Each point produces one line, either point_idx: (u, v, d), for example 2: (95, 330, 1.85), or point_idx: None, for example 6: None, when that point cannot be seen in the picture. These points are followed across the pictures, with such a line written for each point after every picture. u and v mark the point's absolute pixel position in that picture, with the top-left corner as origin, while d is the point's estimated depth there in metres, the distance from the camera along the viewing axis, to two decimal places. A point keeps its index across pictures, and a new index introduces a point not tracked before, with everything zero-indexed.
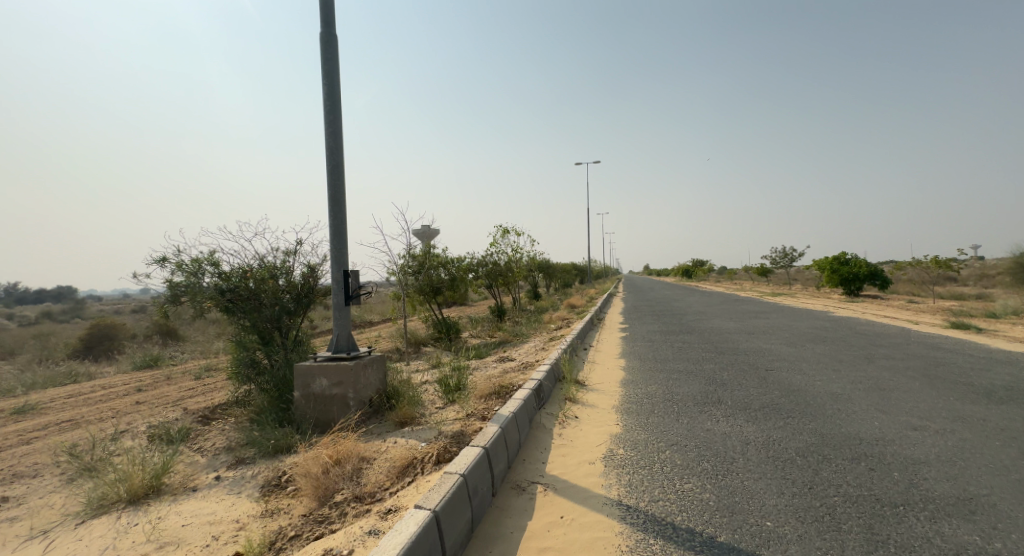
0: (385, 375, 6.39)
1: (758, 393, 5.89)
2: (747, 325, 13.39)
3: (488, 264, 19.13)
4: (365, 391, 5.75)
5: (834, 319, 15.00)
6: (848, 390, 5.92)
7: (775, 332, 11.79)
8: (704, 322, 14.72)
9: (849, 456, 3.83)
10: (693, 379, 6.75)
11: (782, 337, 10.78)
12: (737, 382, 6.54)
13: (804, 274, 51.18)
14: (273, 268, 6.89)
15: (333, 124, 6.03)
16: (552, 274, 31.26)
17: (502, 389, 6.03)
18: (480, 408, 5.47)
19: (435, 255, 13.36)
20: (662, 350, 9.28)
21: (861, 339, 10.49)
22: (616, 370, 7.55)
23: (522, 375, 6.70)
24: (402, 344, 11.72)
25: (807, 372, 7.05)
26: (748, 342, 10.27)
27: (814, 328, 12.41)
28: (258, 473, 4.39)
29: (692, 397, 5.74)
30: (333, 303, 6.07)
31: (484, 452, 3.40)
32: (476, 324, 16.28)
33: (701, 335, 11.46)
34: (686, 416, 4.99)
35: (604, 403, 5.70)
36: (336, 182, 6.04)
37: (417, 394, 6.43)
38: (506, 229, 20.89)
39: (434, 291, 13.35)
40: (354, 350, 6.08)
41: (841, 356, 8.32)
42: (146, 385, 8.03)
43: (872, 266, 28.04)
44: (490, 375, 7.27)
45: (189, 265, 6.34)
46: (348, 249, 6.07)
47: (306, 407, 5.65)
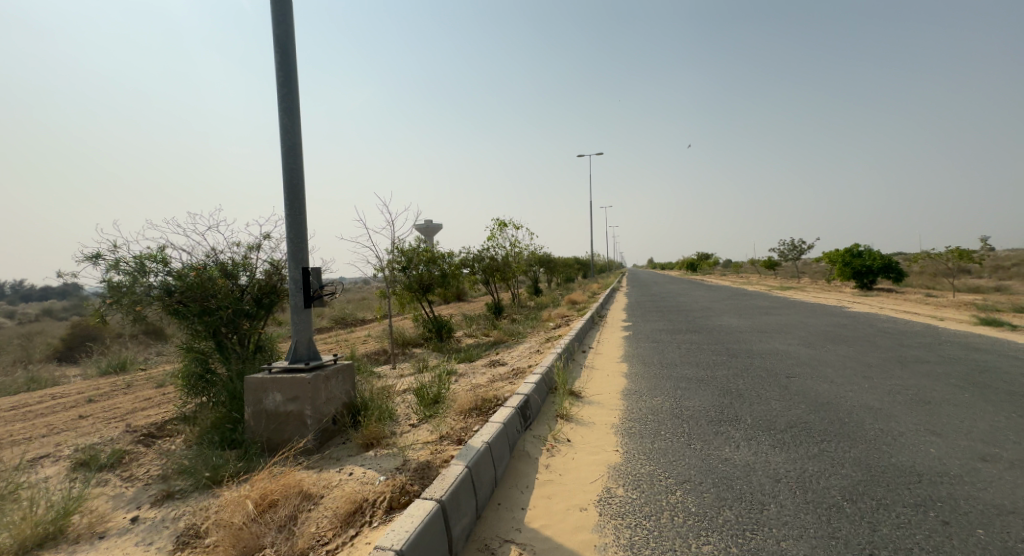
0: (353, 387, 5.62)
1: (780, 407, 5.11)
2: (759, 323, 12.56)
3: (484, 258, 18.35)
4: (326, 408, 4.98)
5: (850, 315, 14.15)
6: (886, 403, 5.12)
7: (790, 330, 10.96)
8: (712, 319, 13.89)
9: (911, 502, 3.04)
10: (705, 388, 5.95)
11: (798, 336, 9.96)
12: (755, 392, 5.76)
13: (813, 266, 50.05)
14: (230, 266, 6.11)
15: (288, 98, 5.22)
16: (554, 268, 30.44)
17: (485, 404, 5.25)
18: (457, 428, 4.70)
19: (426, 250, 12.58)
20: (668, 353, 8.47)
21: (885, 338, 9.64)
22: (617, 377, 6.76)
23: (510, 386, 5.95)
24: (389, 345, 10.95)
25: (833, 379, 6.24)
26: (762, 342, 9.45)
27: (831, 326, 11.58)
28: (181, 514, 3.53)
29: (704, 412, 4.96)
30: (291, 306, 5.27)
31: (443, 504, 2.62)
32: (472, 321, 15.52)
33: (710, 334, 10.66)
34: (699, 440, 4.21)
35: (602, 419, 4.93)
36: (292, 165, 5.25)
37: (390, 408, 5.66)
38: (503, 222, 20.08)
39: (425, 288, 12.58)
40: (315, 359, 5.30)
41: (868, 359, 7.51)
42: (100, 394, 7.26)
43: (885, 258, 27.05)
44: (475, 385, 6.50)
45: (132, 262, 5.53)
46: (308, 243, 5.29)
47: (257, 425, 4.89)
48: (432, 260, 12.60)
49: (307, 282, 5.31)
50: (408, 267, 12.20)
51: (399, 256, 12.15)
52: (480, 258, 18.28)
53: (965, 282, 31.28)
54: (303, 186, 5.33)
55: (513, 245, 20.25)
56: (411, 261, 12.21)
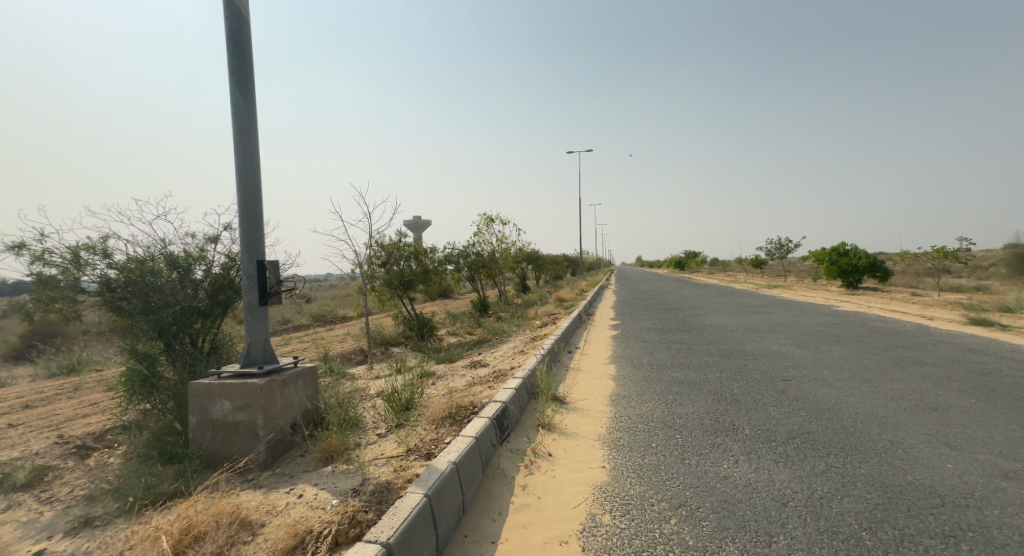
0: (316, 392, 5.11)
1: (779, 414, 4.72)
2: (750, 322, 12.26)
3: (470, 255, 17.87)
4: (282, 417, 4.47)
5: (841, 314, 13.89)
6: (892, 410, 4.74)
7: (781, 330, 10.65)
8: (702, 317, 13.57)
9: (939, 532, 2.63)
10: (697, 393, 5.56)
11: (791, 337, 9.63)
12: (751, 397, 5.38)
13: (800, 265, 50.29)
14: (183, 259, 5.58)
15: (240, 71, 4.70)
16: (543, 265, 30.03)
17: (460, 412, 4.78)
18: (426, 440, 4.23)
19: (409, 245, 12.07)
20: (658, 354, 8.07)
21: (880, 339, 9.33)
22: (604, 381, 6.34)
23: (489, 391, 5.49)
24: (366, 344, 10.43)
25: (832, 383, 5.86)
26: (755, 342, 9.10)
27: (823, 326, 11.30)
28: (93, 548, 3.02)
29: (698, 421, 4.55)
30: (245, 304, 4.73)
31: (390, 548, 2.15)
32: (457, 319, 15.04)
33: (701, 334, 10.31)
34: (694, 454, 3.79)
35: (587, 429, 4.49)
36: (246, 145, 4.72)
37: (356, 416, 5.16)
38: (490, 218, 19.61)
39: (407, 285, 12.07)
40: (271, 363, 4.77)
41: (865, 361, 7.16)
42: (43, 399, 6.68)
43: (872, 257, 27.06)
44: (452, 389, 6.02)
45: (67, 255, 4.95)
46: (262, 232, 4.77)
47: (203, 436, 4.37)
48: (415, 256, 12.09)
49: (262, 277, 4.78)
50: (389, 263, 11.67)
51: (379, 251, 11.61)
52: (466, 254, 17.79)
53: (950, 281, 31.50)
54: (258, 168, 4.81)
55: (500, 241, 19.79)
56: (392, 257, 11.69)
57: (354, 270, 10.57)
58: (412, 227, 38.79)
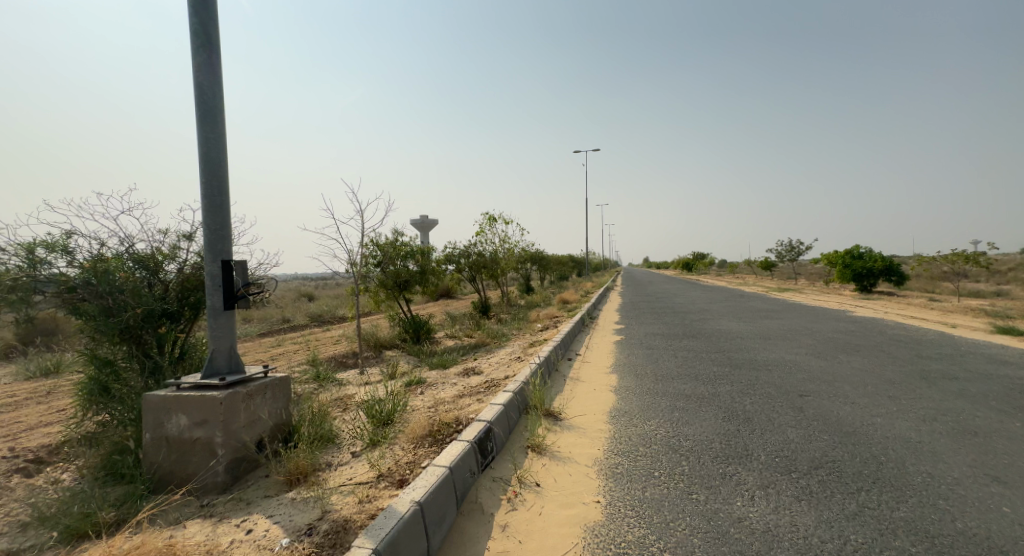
0: (288, 405, 4.68)
1: (796, 437, 4.23)
2: (761, 328, 11.71)
3: (472, 254, 17.42)
4: (245, 434, 4.04)
5: (859, 320, 13.27)
6: (926, 434, 4.22)
7: (795, 337, 10.09)
8: (710, 322, 13.03)
9: None
10: (705, 410, 5.07)
11: (805, 345, 9.09)
12: (765, 415, 4.88)
13: (811, 268, 49.34)
14: (152, 259, 5.16)
15: (204, 51, 4.30)
16: (549, 266, 29.56)
17: (442, 430, 4.33)
18: (402, 463, 3.78)
19: (406, 245, 11.64)
20: (663, 363, 7.57)
21: (902, 349, 8.75)
22: (604, 393, 5.86)
23: (476, 404, 5.03)
24: (358, 347, 10.02)
25: (854, 400, 5.34)
26: (767, 350, 8.57)
27: (838, 333, 10.73)
28: None
29: (706, 444, 4.08)
30: (209, 308, 4.32)
31: None
32: (456, 321, 14.61)
33: (709, 341, 9.78)
34: (702, 487, 3.31)
35: (582, 451, 4.02)
36: (210, 133, 4.32)
37: (331, 431, 4.73)
38: (493, 216, 19.17)
39: (403, 286, 11.64)
40: (236, 372, 4.34)
41: (889, 375, 6.63)
42: (10, 404, 6.33)
43: (888, 261, 26.27)
44: (439, 401, 5.57)
45: (22, 251, 4.50)
46: (227, 227, 4.35)
47: (156, 455, 3.94)
48: (412, 256, 11.66)
49: (228, 278, 4.36)
50: (384, 262, 11.24)
51: (374, 250, 11.19)
52: (467, 255, 17.35)
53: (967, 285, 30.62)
54: (224, 159, 4.41)
55: (503, 241, 19.33)
56: (388, 256, 11.25)
57: (347, 270, 10.15)
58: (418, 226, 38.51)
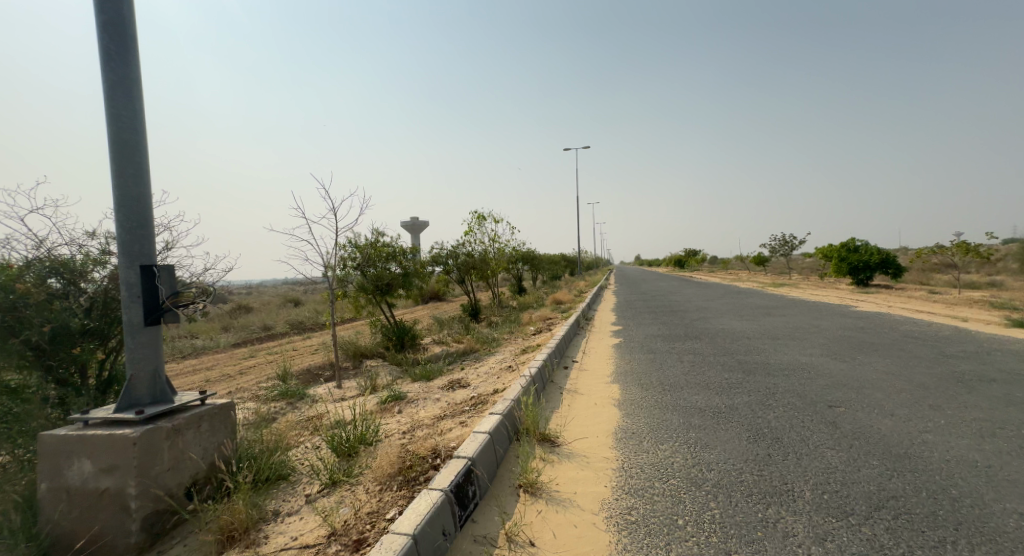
0: (233, 437, 3.90)
1: (839, 463, 3.52)
2: (767, 327, 11.06)
3: (460, 255, 16.65)
4: (169, 479, 3.27)
5: (867, 316, 12.68)
6: (993, 456, 3.54)
7: (805, 336, 9.46)
8: (712, 321, 12.38)
9: None
10: (724, 428, 4.37)
11: (819, 345, 8.45)
12: (795, 434, 4.18)
13: (805, 262, 49.09)
14: (71, 265, 4.36)
15: (109, 7, 3.48)
16: (541, 266, 28.84)
17: (416, 465, 3.58)
18: (362, 515, 3.03)
19: (387, 246, 10.86)
20: (669, 370, 6.86)
21: (922, 347, 8.12)
22: (606, 409, 5.14)
23: (459, 429, 4.27)
24: (335, 358, 9.23)
25: (893, 411, 4.66)
26: (780, 352, 7.90)
27: (850, 331, 10.10)
28: None
29: (733, 477, 3.35)
30: (125, 324, 3.53)
31: None
32: (445, 326, 13.84)
33: (714, 342, 9.09)
34: (741, 542, 2.58)
35: (584, 489, 3.29)
36: (121, 109, 3.52)
37: (285, 467, 3.96)
38: (482, 215, 18.44)
39: (385, 290, 10.85)
40: (161, 402, 3.55)
41: (921, 378, 5.98)
42: None
43: (885, 253, 25.83)
44: (416, 424, 4.82)
45: None
46: (146, 225, 3.58)
47: (56, 511, 3.16)
48: (394, 257, 10.88)
49: (150, 288, 3.57)
50: (364, 265, 10.44)
51: (352, 252, 10.38)
52: (455, 255, 16.58)
53: (963, 277, 30.37)
54: (141, 142, 3.61)
55: (492, 241, 18.57)
56: (368, 259, 10.45)
57: (322, 274, 9.34)
58: (408, 228, 37.72)
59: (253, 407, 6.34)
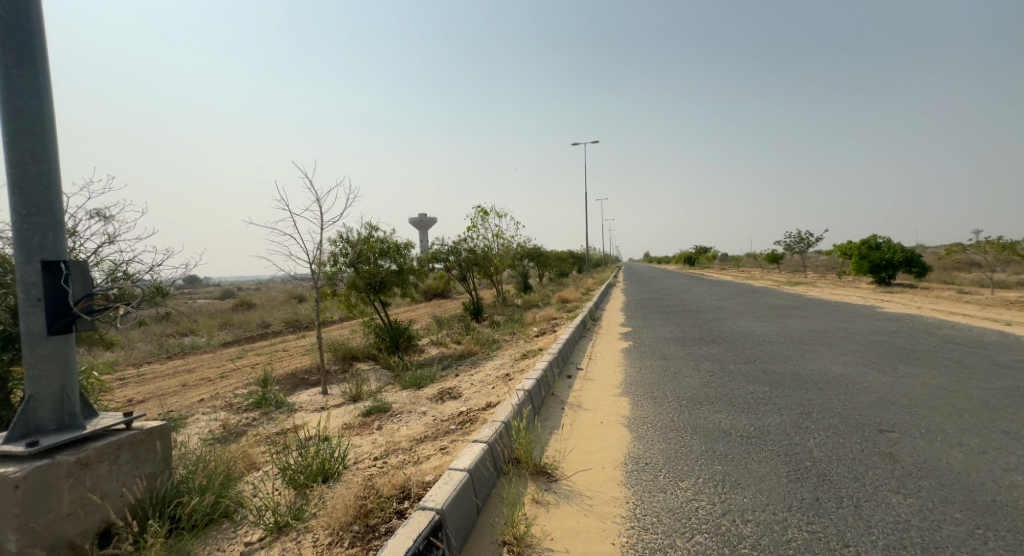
0: (168, 466, 3.22)
1: (911, 515, 2.79)
2: (788, 330, 10.27)
3: (462, 252, 15.97)
4: (68, 527, 2.59)
5: (895, 319, 11.82)
6: None
7: (832, 341, 8.67)
8: (728, 323, 11.57)
9: None
10: (757, 460, 3.64)
11: (852, 352, 7.65)
12: (846, 470, 3.44)
13: (820, 260, 47.77)
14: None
15: None
16: (548, 264, 28.11)
17: (379, 507, 2.89)
18: None
19: (382, 242, 10.21)
20: (685, 380, 6.11)
21: (967, 356, 7.31)
22: (614, 431, 4.43)
23: (439, 457, 3.58)
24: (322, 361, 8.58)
25: (960, 440, 3.92)
26: (810, 360, 7.12)
27: (881, 336, 9.28)
28: None
29: (778, 535, 2.63)
30: (21, 334, 2.78)
31: None
32: (444, 326, 13.17)
33: (734, 348, 8.31)
34: None
35: (587, 547, 2.59)
36: (16, 68, 2.81)
37: (228, 502, 3.28)
38: (486, 211, 17.75)
39: (378, 288, 10.19)
40: (68, 425, 2.86)
41: (979, 396, 5.21)
42: None
43: (907, 252, 24.77)
44: (393, 445, 4.13)
45: None
46: (51, 215, 2.90)
47: None
48: (389, 254, 10.23)
49: (56, 289, 2.85)
50: (356, 262, 9.80)
51: (344, 248, 9.75)
52: (456, 252, 15.90)
53: (987, 276, 29.18)
54: (44, 110, 2.92)
55: (496, 237, 17.87)
56: (360, 255, 9.81)
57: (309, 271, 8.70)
58: (415, 224, 37.21)
59: (220, 419, 5.69)
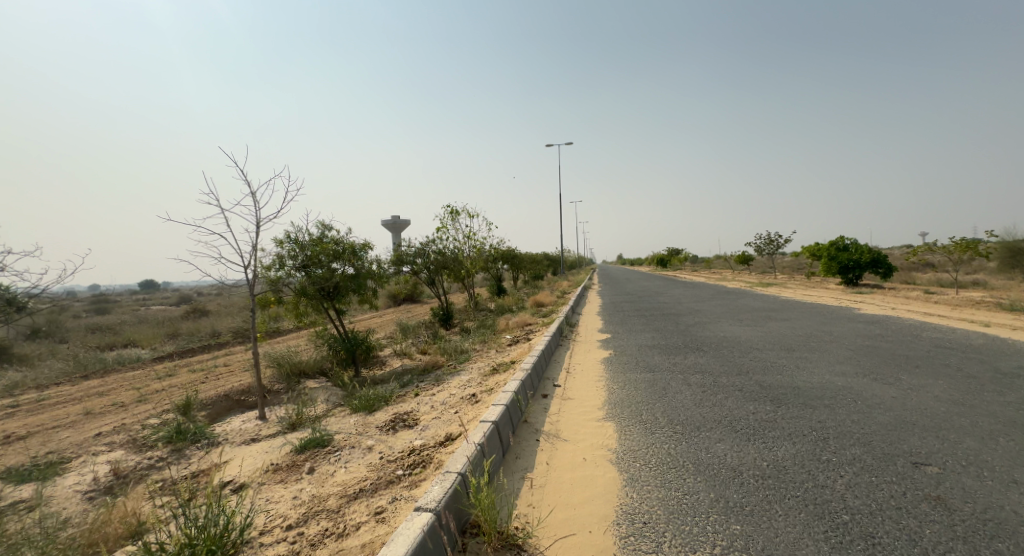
0: None
1: None
2: (775, 335, 9.70)
3: (430, 254, 14.97)
4: None
5: (879, 321, 11.42)
6: None
7: (821, 347, 8.11)
8: (711, 328, 10.96)
9: None
10: (782, 515, 2.87)
11: (848, 360, 7.05)
12: (896, 527, 2.70)
13: (789, 261, 48.52)
14: None
15: None
16: (522, 266, 27.36)
17: None
18: None
19: (337, 243, 9.17)
20: (676, 399, 5.35)
21: (967, 362, 6.80)
22: (599, 472, 3.61)
23: (369, 531, 2.68)
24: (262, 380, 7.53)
25: (1011, 477, 3.23)
26: (806, 371, 6.47)
27: (872, 340, 8.78)
28: None
29: None
30: None
31: None
32: (410, 335, 12.16)
33: (721, 357, 7.63)
34: None
35: None
36: None
37: None
38: (456, 210, 16.79)
39: (332, 295, 9.13)
40: None
41: (1005, 412, 4.59)
42: None
43: (876, 252, 24.96)
44: (316, 506, 3.21)
45: None
46: None
47: None
48: (345, 256, 9.18)
49: None
50: (307, 265, 8.74)
51: (292, 250, 8.69)
52: (424, 254, 14.88)
53: (952, 275, 29.80)
54: None
55: (468, 238, 16.91)
56: (311, 257, 8.76)
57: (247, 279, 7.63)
58: (388, 226, 35.91)
59: (113, 464, 4.67)
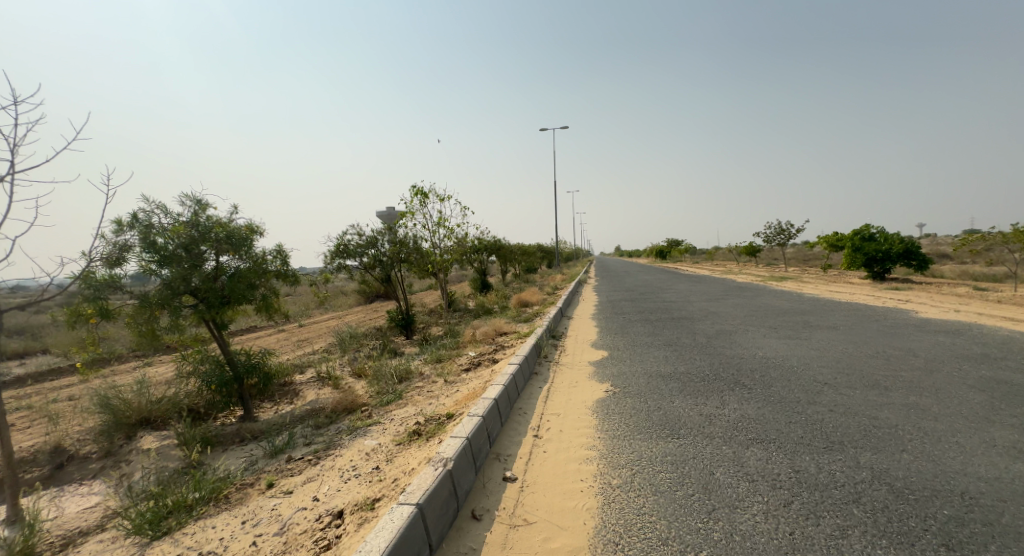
0: None
1: None
2: (838, 357, 6.90)
3: (385, 245, 12.16)
4: None
5: (962, 332, 8.69)
6: None
7: (926, 385, 5.37)
8: (743, 343, 8.13)
9: None
10: None
11: (997, 419, 4.27)
12: None
13: (797, 253, 45.83)
14: None
15: None
16: (512, 258, 24.50)
17: None
18: None
19: (211, 226, 6.36)
20: (743, 541, 2.63)
21: None
22: None
23: None
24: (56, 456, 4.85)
25: None
26: (949, 447, 3.70)
27: (988, 370, 6.01)
28: None
29: None
30: None
31: None
32: (348, 351, 9.34)
33: (781, 404, 4.83)
34: None
35: None
36: None
37: None
38: (423, 192, 14.04)
39: (204, 303, 6.28)
40: None
41: None
42: None
43: (907, 243, 22.24)
44: None
45: None
46: None
47: None
48: (223, 246, 6.38)
49: None
50: (161, 259, 5.95)
51: (138, 238, 5.91)
52: (378, 244, 12.06)
53: (981, 268, 27.05)
54: None
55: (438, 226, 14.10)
56: (164, 250, 5.97)
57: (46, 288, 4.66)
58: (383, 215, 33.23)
59: None
